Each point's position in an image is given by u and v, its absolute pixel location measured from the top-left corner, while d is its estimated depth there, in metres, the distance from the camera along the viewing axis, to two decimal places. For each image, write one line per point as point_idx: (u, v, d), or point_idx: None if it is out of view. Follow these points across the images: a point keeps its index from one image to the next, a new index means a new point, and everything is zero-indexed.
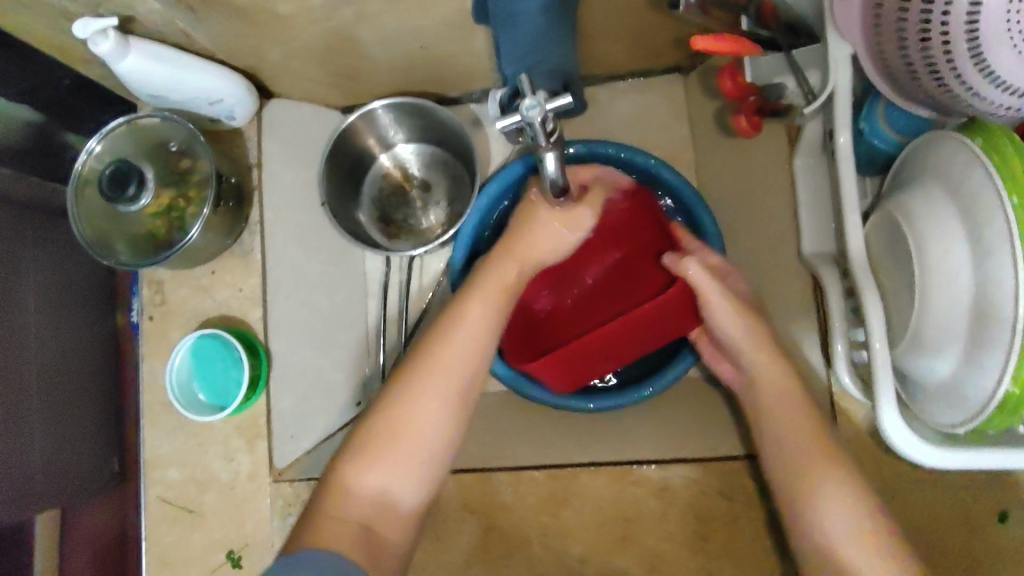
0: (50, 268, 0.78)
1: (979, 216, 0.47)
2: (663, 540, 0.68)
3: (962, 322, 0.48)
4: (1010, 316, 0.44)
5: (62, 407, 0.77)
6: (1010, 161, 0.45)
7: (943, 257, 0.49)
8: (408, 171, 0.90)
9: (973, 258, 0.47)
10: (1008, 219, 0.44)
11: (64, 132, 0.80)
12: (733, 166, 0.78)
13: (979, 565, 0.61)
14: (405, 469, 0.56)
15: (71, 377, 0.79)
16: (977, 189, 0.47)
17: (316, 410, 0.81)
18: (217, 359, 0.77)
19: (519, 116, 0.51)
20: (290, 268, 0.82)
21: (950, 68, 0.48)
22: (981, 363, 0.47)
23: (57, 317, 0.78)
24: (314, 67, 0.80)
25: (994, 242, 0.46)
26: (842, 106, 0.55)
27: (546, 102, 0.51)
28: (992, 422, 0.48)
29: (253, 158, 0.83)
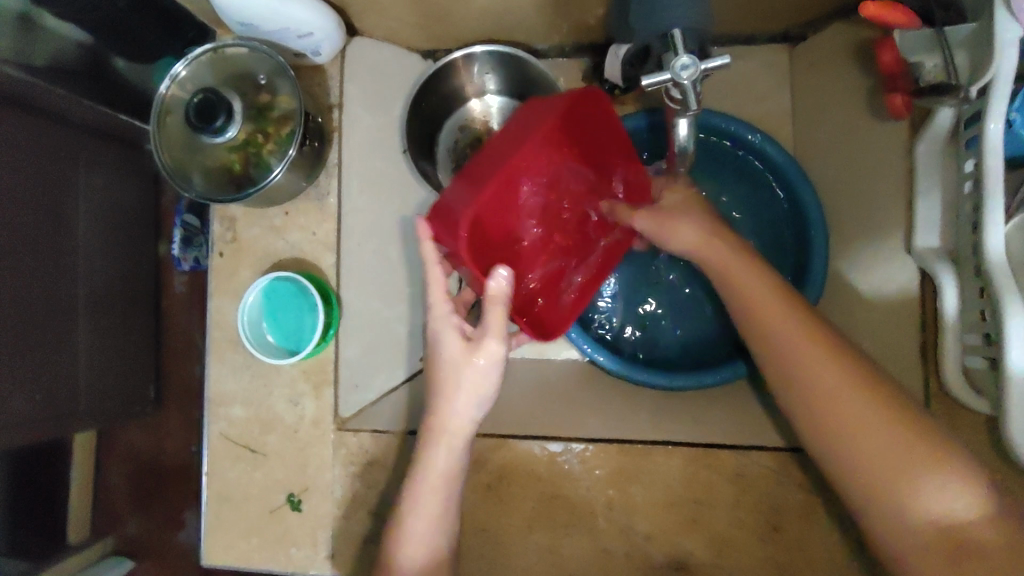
0: (98, 191, 0.84)
1: None
2: (732, 526, 0.67)
3: None
4: None
5: (102, 327, 0.85)
6: None
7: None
8: (489, 124, 0.86)
9: None
10: None
11: (115, 57, 0.79)
12: (838, 148, 0.74)
13: None
14: (427, 547, 0.60)
15: (112, 296, 0.88)
16: None
17: (381, 361, 0.80)
18: (293, 304, 0.76)
19: (669, 75, 0.48)
20: (366, 215, 0.80)
21: None
22: None
23: (109, 238, 0.87)
24: (407, 5, 0.76)
25: None
26: (1001, 93, 0.51)
27: (701, 62, 0.47)
28: None
29: (335, 97, 0.80)
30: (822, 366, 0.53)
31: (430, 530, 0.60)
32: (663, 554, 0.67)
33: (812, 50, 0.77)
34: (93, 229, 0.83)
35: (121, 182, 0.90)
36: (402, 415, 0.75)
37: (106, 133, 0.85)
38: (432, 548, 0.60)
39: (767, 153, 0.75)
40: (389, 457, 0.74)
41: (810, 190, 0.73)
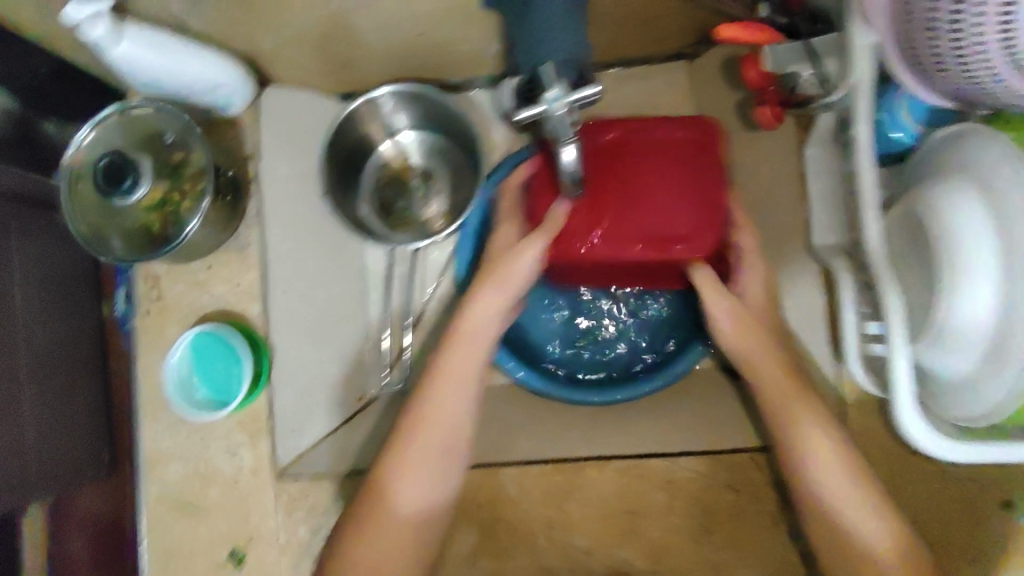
0: (37, 253, 0.71)
1: (1004, 214, 0.46)
2: (670, 532, 0.68)
3: (985, 320, 0.47)
4: None
5: (53, 408, 0.71)
6: None
7: (968, 252, 0.48)
8: (407, 161, 0.88)
9: (999, 257, 0.46)
10: None
11: (44, 120, 0.74)
12: (740, 156, 0.78)
13: (986, 552, 0.62)
14: (426, 487, 0.65)
15: (58, 369, 0.72)
16: (1004, 185, 0.46)
17: (317, 405, 0.80)
18: (219, 356, 0.76)
19: (542, 109, 0.52)
20: (289, 261, 0.80)
21: (979, 59, 0.47)
22: (1004, 354, 0.46)
23: (46, 298, 0.72)
24: (312, 53, 0.78)
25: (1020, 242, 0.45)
26: (863, 95, 0.54)
27: (570, 95, 0.52)
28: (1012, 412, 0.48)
29: (251, 147, 0.81)
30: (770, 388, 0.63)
31: (426, 489, 0.65)
32: (604, 565, 0.68)
33: (707, 66, 0.81)
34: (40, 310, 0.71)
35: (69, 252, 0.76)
36: (340, 456, 0.75)
37: (37, 196, 0.73)
38: (441, 491, 0.66)
39: None
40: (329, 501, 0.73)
41: None
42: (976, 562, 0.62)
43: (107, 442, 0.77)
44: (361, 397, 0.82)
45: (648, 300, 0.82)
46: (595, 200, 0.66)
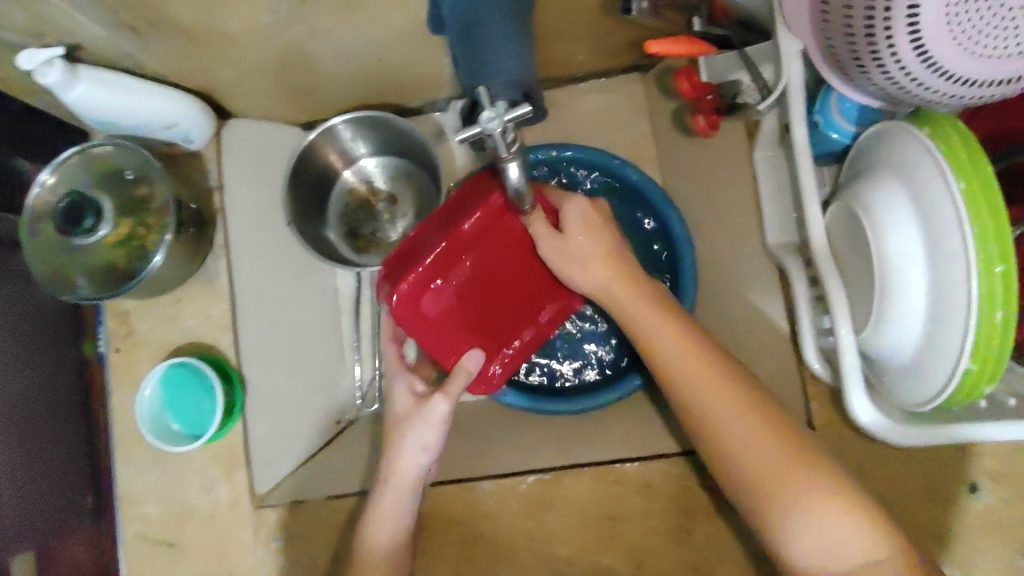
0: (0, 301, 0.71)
1: (930, 205, 0.48)
2: (649, 535, 0.69)
3: (922, 307, 0.49)
4: (961, 302, 0.46)
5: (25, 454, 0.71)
6: (951, 141, 0.47)
7: (898, 245, 0.50)
8: (373, 185, 0.90)
9: (929, 246, 0.48)
10: (957, 206, 0.45)
11: (15, 159, 0.75)
12: (695, 163, 0.80)
13: (959, 536, 0.63)
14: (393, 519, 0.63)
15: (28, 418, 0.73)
16: (928, 178, 0.48)
17: (293, 432, 0.79)
18: (190, 389, 0.76)
19: (480, 128, 0.51)
20: (257, 289, 0.80)
21: (893, 58, 0.49)
22: (941, 340, 0.48)
23: (17, 347, 0.72)
24: (269, 84, 0.79)
25: (946, 231, 0.46)
26: (796, 98, 0.57)
27: (505, 112, 0.51)
28: (955, 398, 0.49)
29: (213, 181, 0.82)
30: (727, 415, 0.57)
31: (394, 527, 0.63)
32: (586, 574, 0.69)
33: (659, 77, 0.83)
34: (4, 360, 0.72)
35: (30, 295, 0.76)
36: (319, 483, 0.75)
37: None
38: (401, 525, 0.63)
39: (627, 176, 0.80)
40: (308, 527, 0.73)
41: (671, 204, 0.78)
42: (950, 547, 0.63)
43: (91, 484, 0.77)
44: (337, 421, 0.83)
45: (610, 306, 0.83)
46: (465, 302, 0.66)
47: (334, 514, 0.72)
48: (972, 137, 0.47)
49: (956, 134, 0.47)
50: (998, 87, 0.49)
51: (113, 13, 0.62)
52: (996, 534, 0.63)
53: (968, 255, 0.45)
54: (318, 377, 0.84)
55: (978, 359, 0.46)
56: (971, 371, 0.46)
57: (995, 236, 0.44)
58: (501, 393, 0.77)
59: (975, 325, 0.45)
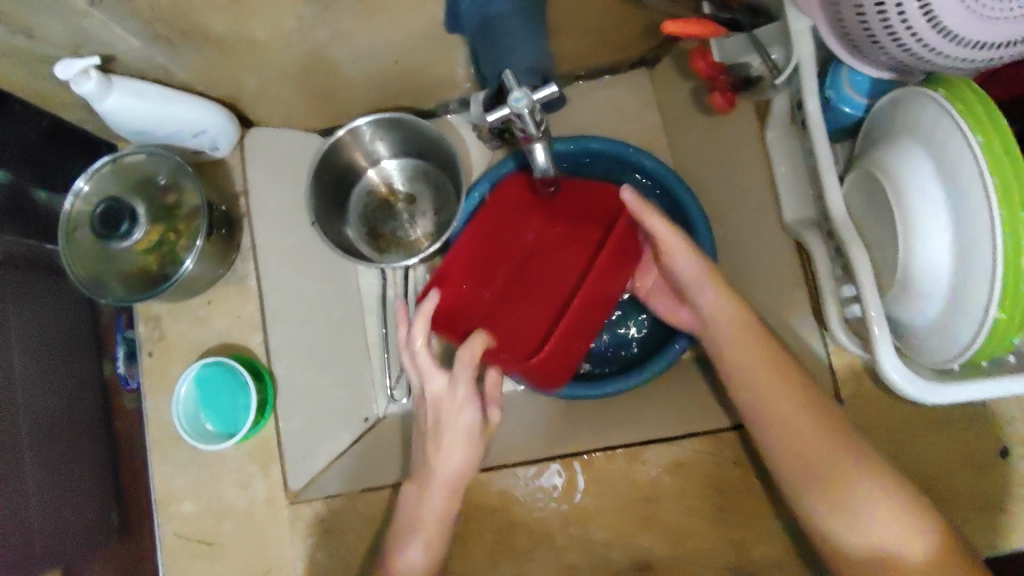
0: (34, 319, 0.70)
1: (949, 161, 0.49)
2: (684, 516, 0.69)
3: (947, 263, 0.50)
4: (986, 252, 0.46)
5: (59, 471, 0.68)
6: (965, 98, 0.49)
7: (920, 204, 0.51)
8: (393, 186, 0.92)
9: (951, 202, 0.49)
10: (976, 159, 0.46)
11: (35, 188, 0.74)
12: (709, 149, 0.82)
13: (992, 501, 0.66)
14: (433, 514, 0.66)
15: (64, 438, 0.70)
16: (945, 136, 0.49)
17: (325, 429, 0.81)
18: (225, 386, 0.77)
19: (508, 108, 0.54)
20: (287, 289, 0.83)
21: (906, 29, 0.50)
22: (968, 293, 0.49)
23: (45, 365, 0.70)
24: (292, 90, 0.81)
25: (968, 184, 0.47)
26: (808, 74, 0.59)
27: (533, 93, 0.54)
28: (986, 349, 0.49)
29: (240, 185, 0.84)
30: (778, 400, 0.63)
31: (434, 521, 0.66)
32: (627, 557, 0.69)
33: (668, 68, 0.86)
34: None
35: (47, 309, 0.72)
36: (355, 476, 0.77)
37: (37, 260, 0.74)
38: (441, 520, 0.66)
39: (642, 163, 0.82)
40: (346, 520, 0.73)
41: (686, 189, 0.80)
42: (983, 510, 0.66)
43: (118, 504, 0.75)
44: (366, 418, 0.85)
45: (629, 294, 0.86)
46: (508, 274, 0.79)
47: (371, 506, 0.73)
48: (983, 94, 0.49)
49: (971, 92, 0.48)
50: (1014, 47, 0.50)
51: (146, 24, 0.65)
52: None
53: (990, 204, 0.45)
54: (348, 375, 0.86)
55: (1006, 308, 0.46)
56: (999, 321, 0.47)
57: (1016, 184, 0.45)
58: None
59: (1002, 273, 0.45)
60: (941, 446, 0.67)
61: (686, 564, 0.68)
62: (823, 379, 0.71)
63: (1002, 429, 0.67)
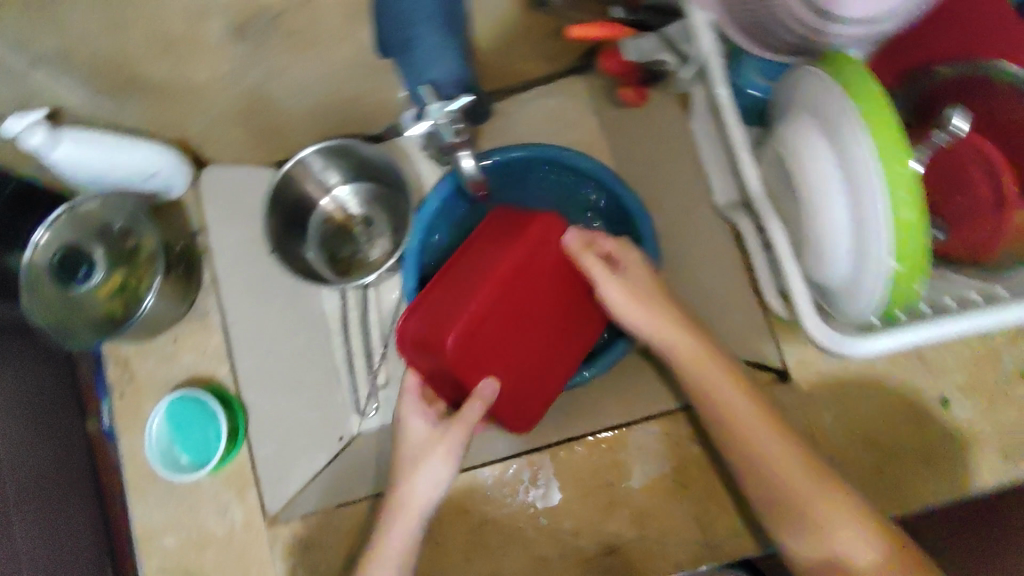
0: (19, 379, 0.80)
1: (834, 131, 0.52)
2: (648, 496, 0.73)
3: (845, 227, 0.53)
4: (873, 210, 0.49)
5: (39, 518, 0.77)
6: (841, 71, 0.52)
7: (816, 169, 0.54)
8: (349, 212, 0.95)
9: (840, 168, 0.52)
10: (853, 125, 0.49)
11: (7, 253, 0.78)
12: (641, 146, 0.87)
13: (935, 449, 0.70)
14: None
15: (40, 486, 0.79)
16: (828, 107, 0.52)
17: (299, 451, 0.83)
18: (197, 418, 0.79)
19: (428, 120, 0.61)
20: (251, 320, 0.85)
21: None
22: (867, 252, 0.51)
23: (30, 421, 0.81)
24: (237, 129, 0.85)
25: (849, 150, 0.50)
26: (716, 67, 0.61)
27: (447, 105, 0.61)
28: (894, 299, 0.52)
29: (197, 224, 0.87)
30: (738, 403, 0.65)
31: None
32: (595, 542, 0.73)
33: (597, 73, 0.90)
34: (16, 420, 0.78)
35: (37, 370, 0.84)
36: (331, 492, 0.79)
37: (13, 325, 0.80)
38: None
39: (578, 163, 0.83)
40: (325, 535, 0.76)
41: (623, 184, 0.81)
42: (929, 459, 0.70)
43: (105, 531, 0.90)
44: (341, 438, 0.85)
45: None
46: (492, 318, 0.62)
47: (348, 519, 0.76)
48: (857, 63, 0.53)
49: (847, 64, 0.52)
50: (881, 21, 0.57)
51: (88, 78, 0.68)
52: (970, 441, 0.70)
53: (870, 165, 0.48)
54: (315, 397, 0.86)
55: (902, 258, 0.49)
56: (898, 272, 0.50)
57: (891, 142, 0.48)
58: None
59: (889, 227, 0.48)
60: (877, 403, 0.71)
61: (652, 543, 0.72)
62: (767, 350, 0.74)
63: (935, 381, 0.71)
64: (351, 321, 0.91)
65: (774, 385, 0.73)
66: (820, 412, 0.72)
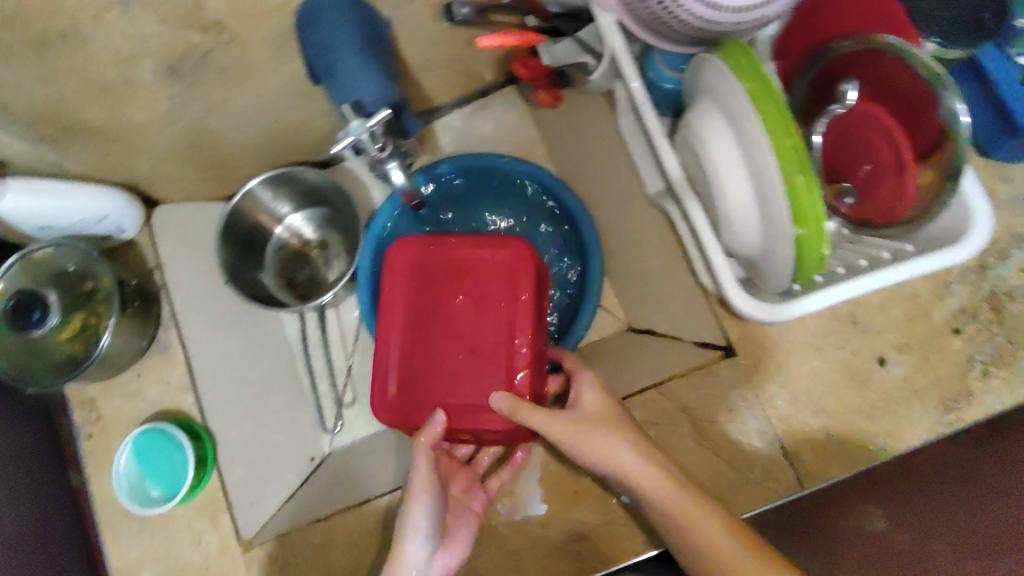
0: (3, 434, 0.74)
1: (731, 111, 0.55)
2: (609, 481, 0.75)
3: (750, 201, 0.56)
4: (770, 182, 0.52)
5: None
6: (732, 55, 0.56)
7: (716, 151, 0.57)
8: (304, 237, 0.98)
9: (739, 145, 0.55)
10: (745, 103, 0.53)
11: None
12: (577, 146, 0.90)
13: (879, 407, 0.72)
14: None
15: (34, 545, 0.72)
16: (724, 91, 0.56)
17: (270, 473, 0.84)
18: (162, 449, 0.80)
19: (350, 137, 0.64)
20: (212, 350, 0.87)
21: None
22: (772, 222, 0.54)
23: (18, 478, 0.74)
24: (185, 165, 0.87)
25: (745, 127, 0.53)
26: (624, 61, 0.65)
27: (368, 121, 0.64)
28: (805, 265, 0.55)
29: (152, 262, 0.90)
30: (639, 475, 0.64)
31: None
32: (562, 532, 0.75)
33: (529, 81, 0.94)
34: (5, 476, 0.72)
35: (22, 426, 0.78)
36: (304, 510, 0.80)
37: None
38: None
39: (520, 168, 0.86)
40: (299, 555, 0.77)
41: (561, 183, 0.85)
42: (874, 418, 0.72)
43: None
44: (312, 458, 0.88)
45: None
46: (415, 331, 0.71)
47: (318, 535, 0.77)
48: (748, 47, 0.56)
49: (738, 49, 0.56)
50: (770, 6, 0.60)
51: (29, 126, 0.70)
52: (912, 396, 0.72)
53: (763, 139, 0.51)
54: (284, 421, 0.88)
55: (802, 223, 0.52)
56: (801, 237, 0.53)
57: (777, 118, 0.51)
58: None
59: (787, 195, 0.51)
60: (822, 371, 0.74)
61: (616, 527, 0.74)
62: (711, 329, 0.77)
63: (873, 342, 0.74)
64: (313, 342, 0.94)
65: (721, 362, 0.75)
66: (767, 382, 0.74)
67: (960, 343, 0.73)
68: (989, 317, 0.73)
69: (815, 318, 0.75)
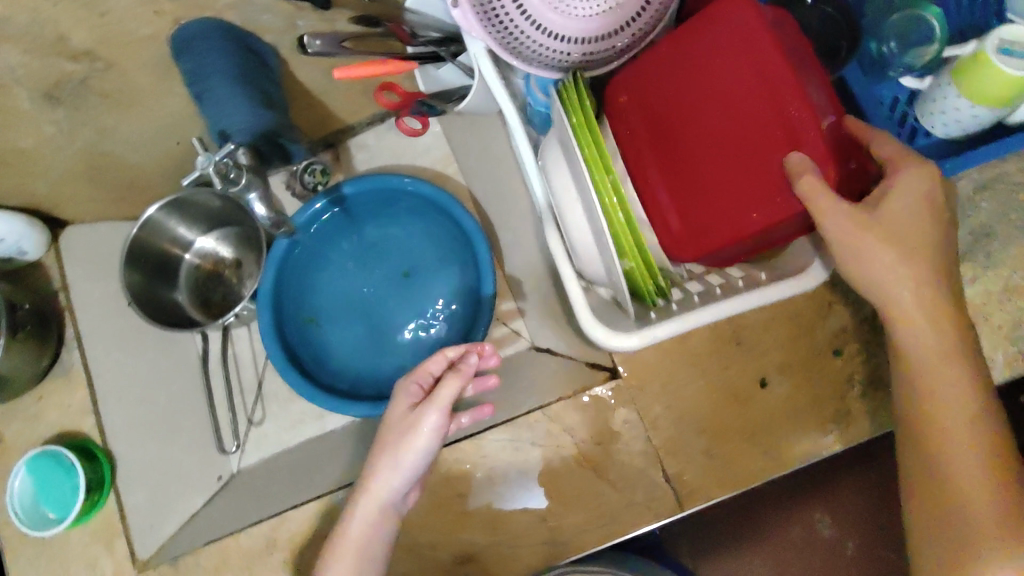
0: None
1: (569, 146, 0.57)
2: (498, 502, 0.75)
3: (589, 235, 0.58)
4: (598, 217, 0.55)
5: None
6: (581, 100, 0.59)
7: (559, 185, 0.59)
8: (218, 257, 0.98)
9: (575, 181, 0.58)
10: (572, 144, 0.56)
11: None
12: (483, 166, 0.91)
13: (756, 428, 0.73)
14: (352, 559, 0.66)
15: None
16: (561, 127, 0.58)
17: (172, 495, 0.85)
18: (55, 474, 0.80)
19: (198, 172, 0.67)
20: (118, 371, 0.88)
21: (526, 18, 0.59)
22: (609, 252, 0.56)
23: None
24: (89, 186, 0.88)
25: (578, 164, 0.56)
26: (495, 88, 0.63)
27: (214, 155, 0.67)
28: (640, 284, 0.59)
29: (58, 282, 0.89)
30: (884, 277, 0.55)
31: (358, 553, 0.66)
32: (451, 553, 0.74)
33: None
34: None
35: None
36: (206, 530, 0.80)
37: None
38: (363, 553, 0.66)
39: (420, 190, 0.88)
40: None
41: (459, 205, 0.87)
42: (751, 439, 0.73)
43: None
44: (219, 477, 0.92)
45: (437, 303, 0.91)
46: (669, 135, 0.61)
47: (211, 557, 0.76)
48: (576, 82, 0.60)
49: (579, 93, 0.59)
50: (616, 36, 0.62)
51: None
52: (791, 415, 0.73)
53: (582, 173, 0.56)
54: (192, 440, 0.92)
55: (628, 256, 0.57)
56: (632, 268, 0.58)
57: (598, 157, 0.56)
58: (356, 408, 0.82)
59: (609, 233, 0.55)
60: (703, 393, 0.74)
61: (504, 547, 0.74)
62: (599, 350, 0.77)
63: (761, 361, 0.74)
64: (213, 357, 0.98)
65: (608, 383, 0.75)
66: (651, 403, 0.74)
67: (841, 364, 0.73)
68: (871, 338, 0.73)
69: (701, 338, 0.74)
